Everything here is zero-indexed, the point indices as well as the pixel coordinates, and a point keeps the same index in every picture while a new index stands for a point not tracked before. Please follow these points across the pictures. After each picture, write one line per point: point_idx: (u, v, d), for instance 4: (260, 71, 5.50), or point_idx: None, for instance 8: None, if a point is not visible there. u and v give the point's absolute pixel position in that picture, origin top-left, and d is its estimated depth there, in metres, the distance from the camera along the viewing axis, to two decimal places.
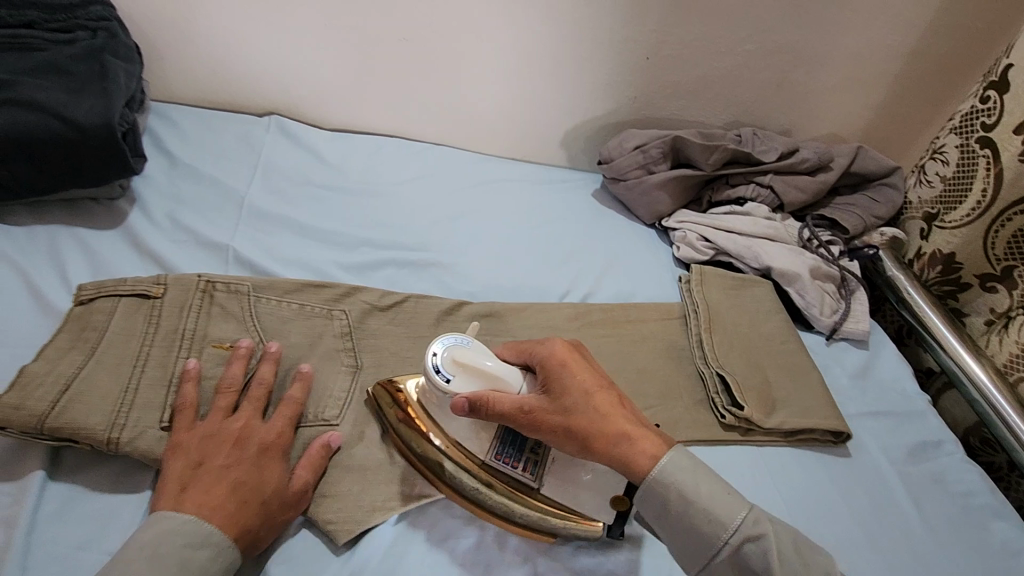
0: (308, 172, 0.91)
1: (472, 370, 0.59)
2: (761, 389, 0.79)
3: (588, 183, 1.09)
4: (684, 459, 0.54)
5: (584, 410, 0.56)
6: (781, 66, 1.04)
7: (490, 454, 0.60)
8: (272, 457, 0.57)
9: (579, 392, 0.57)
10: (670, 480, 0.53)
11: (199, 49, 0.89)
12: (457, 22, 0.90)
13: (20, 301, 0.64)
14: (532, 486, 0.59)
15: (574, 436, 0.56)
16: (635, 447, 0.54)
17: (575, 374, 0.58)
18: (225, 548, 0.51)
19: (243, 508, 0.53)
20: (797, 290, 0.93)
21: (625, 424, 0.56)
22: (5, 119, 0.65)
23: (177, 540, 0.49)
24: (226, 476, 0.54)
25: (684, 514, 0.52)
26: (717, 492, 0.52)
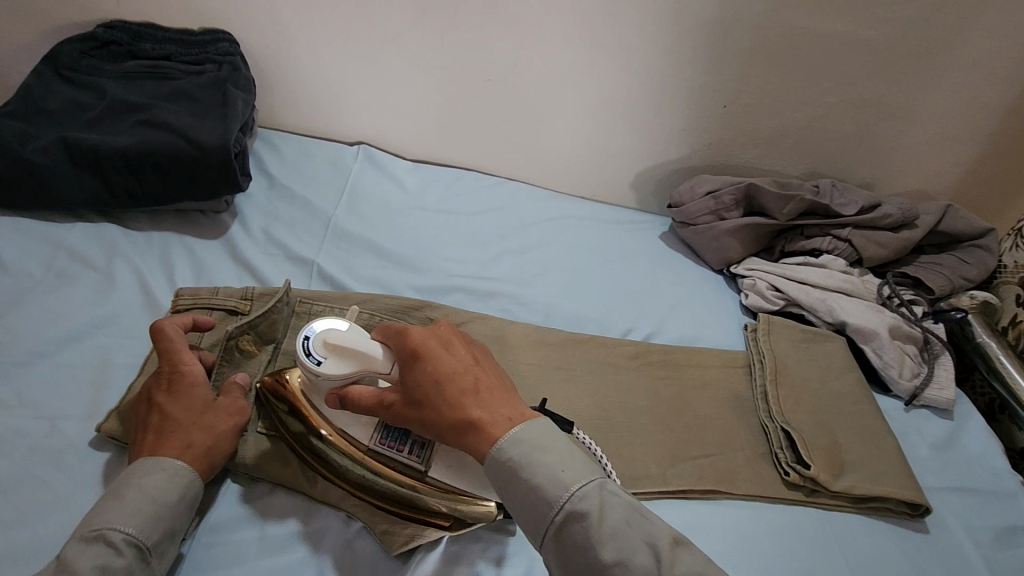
0: (392, 199, 0.97)
1: (342, 351, 0.58)
2: (830, 449, 0.75)
3: (656, 226, 1.09)
4: (534, 442, 0.50)
5: (433, 400, 0.53)
6: (865, 119, 1.02)
7: (375, 439, 0.59)
8: (205, 403, 0.57)
9: (427, 381, 0.54)
10: (501, 465, 0.50)
11: (305, 82, 0.98)
12: (541, 67, 0.95)
13: (131, 295, 0.70)
14: (419, 470, 0.59)
15: (429, 426, 0.54)
16: (478, 433, 0.51)
17: (432, 363, 0.54)
18: (195, 482, 0.53)
19: (203, 450, 0.55)
20: (874, 349, 0.89)
21: (476, 409, 0.52)
22: (143, 138, 0.75)
23: (152, 481, 0.51)
24: (177, 422, 0.55)
25: (525, 510, 0.49)
26: (551, 488, 0.48)
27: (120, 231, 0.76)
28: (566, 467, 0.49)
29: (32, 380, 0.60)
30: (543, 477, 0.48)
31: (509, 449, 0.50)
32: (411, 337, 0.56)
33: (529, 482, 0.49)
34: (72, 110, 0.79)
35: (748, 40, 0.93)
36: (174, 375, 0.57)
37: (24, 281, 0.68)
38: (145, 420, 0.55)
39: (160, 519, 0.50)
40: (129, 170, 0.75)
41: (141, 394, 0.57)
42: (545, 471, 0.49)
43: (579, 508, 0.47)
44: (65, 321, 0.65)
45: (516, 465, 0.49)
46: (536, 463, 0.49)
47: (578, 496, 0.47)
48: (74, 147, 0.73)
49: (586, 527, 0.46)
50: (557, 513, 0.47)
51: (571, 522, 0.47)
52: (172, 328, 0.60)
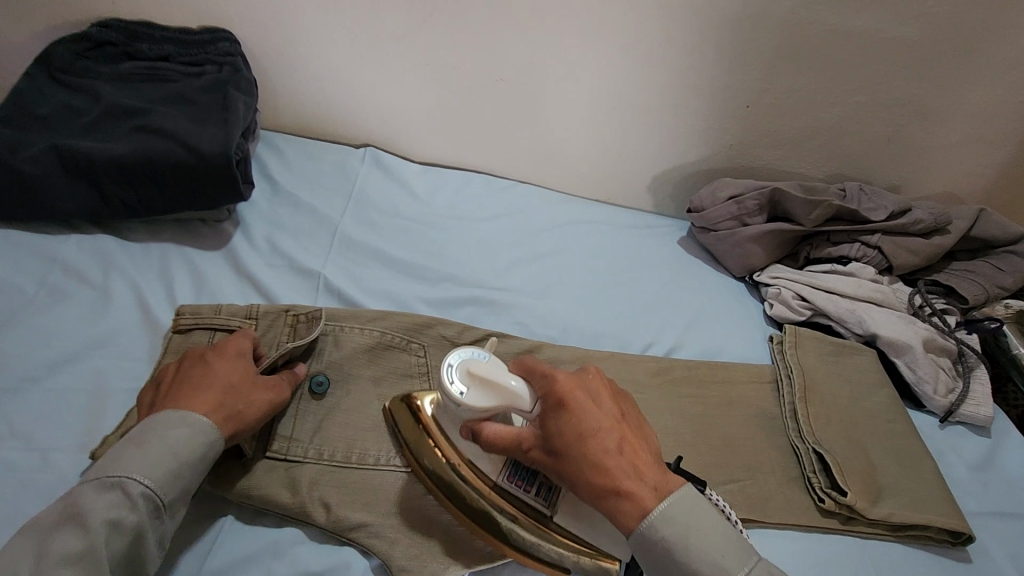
0: (400, 205, 0.93)
1: (487, 384, 0.53)
2: (866, 472, 0.71)
3: (674, 231, 1.05)
4: (687, 519, 0.48)
5: (575, 459, 0.51)
6: (895, 120, 0.97)
7: (501, 475, 0.56)
8: (245, 372, 0.57)
9: (574, 438, 0.51)
10: (647, 539, 0.49)
11: (308, 83, 0.94)
12: (555, 66, 0.90)
13: (128, 313, 0.66)
14: (544, 514, 0.55)
15: (569, 484, 0.52)
16: (622, 503, 0.49)
17: (579, 416, 0.52)
18: (214, 437, 0.52)
19: (232, 414, 0.54)
20: (907, 363, 0.85)
21: (620, 476, 0.50)
22: (140, 145, 0.71)
23: (176, 428, 0.50)
24: (218, 380, 0.55)
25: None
26: (714, 571, 0.47)
27: (116, 243, 0.73)
28: (726, 549, 0.48)
29: (23, 407, 0.56)
30: (701, 562, 0.47)
31: (662, 527, 0.48)
32: (556, 384, 0.53)
33: (687, 561, 0.47)
34: (65, 115, 0.75)
35: (774, 37, 0.88)
36: (232, 346, 0.59)
37: (15, 299, 0.64)
38: (190, 373, 0.55)
39: (176, 472, 0.49)
40: (126, 180, 0.71)
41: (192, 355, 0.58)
42: (706, 553, 0.47)
43: None
44: (58, 342, 0.61)
45: (671, 544, 0.48)
46: (690, 541, 0.48)
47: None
48: (66, 155, 0.69)
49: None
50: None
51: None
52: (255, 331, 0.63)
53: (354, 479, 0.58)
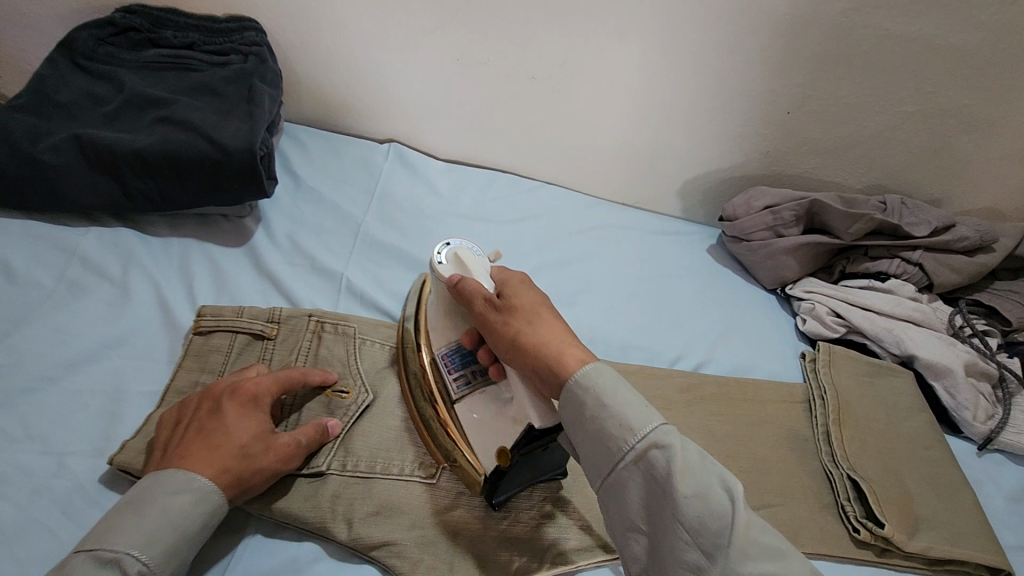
0: (424, 203, 0.90)
1: (464, 263, 0.58)
2: (902, 501, 0.68)
3: (704, 238, 1.02)
4: (613, 381, 0.48)
5: (532, 313, 0.53)
6: (943, 131, 0.93)
7: (439, 351, 0.60)
8: (253, 425, 0.52)
9: (535, 302, 0.54)
10: (571, 387, 0.48)
11: (335, 76, 0.91)
12: (590, 65, 0.87)
13: (148, 312, 0.64)
14: (451, 398, 0.58)
15: (515, 328, 0.52)
16: (562, 352, 0.50)
17: (542, 295, 0.56)
18: (217, 508, 0.48)
19: (238, 482, 0.50)
20: (945, 386, 0.82)
21: (563, 336, 0.52)
22: (163, 137, 0.69)
23: (176, 501, 0.46)
24: (230, 442, 0.50)
25: (593, 443, 0.47)
26: (636, 419, 0.46)
27: (137, 237, 0.71)
28: (649, 407, 0.47)
29: (40, 408, 0.54)
30: (623, 413, 0.46)
31: (589, 377, 0.48)
32: (525, 274, 0.58)
33: (610, 409, 0.46)
34: (87, 104, 0.73)
35: (822, 43, 0.84)
36: (250, 391, 0.54)
37: (33, 293, 0.62)
38: (203, 424, 0.51)
39: (176, 548, 0.46)
40: (148, 173, 0.69)
41: (208, 398, 0.54)
42: (633, 406, 0.46)
43: (658, 447, 0.45)
44: (76, 340, 0.59)
45: (600, 390, 0.47)
46: (618, 398, 0.47)
47: (660, 430, 0.45)
48: (88, 145, 0.67)
49: (665, 466, 0.44)
50: (638, 441, 0.45)
51: (644, 460, 0.45)
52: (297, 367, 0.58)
53: (372, 492, 0.56)
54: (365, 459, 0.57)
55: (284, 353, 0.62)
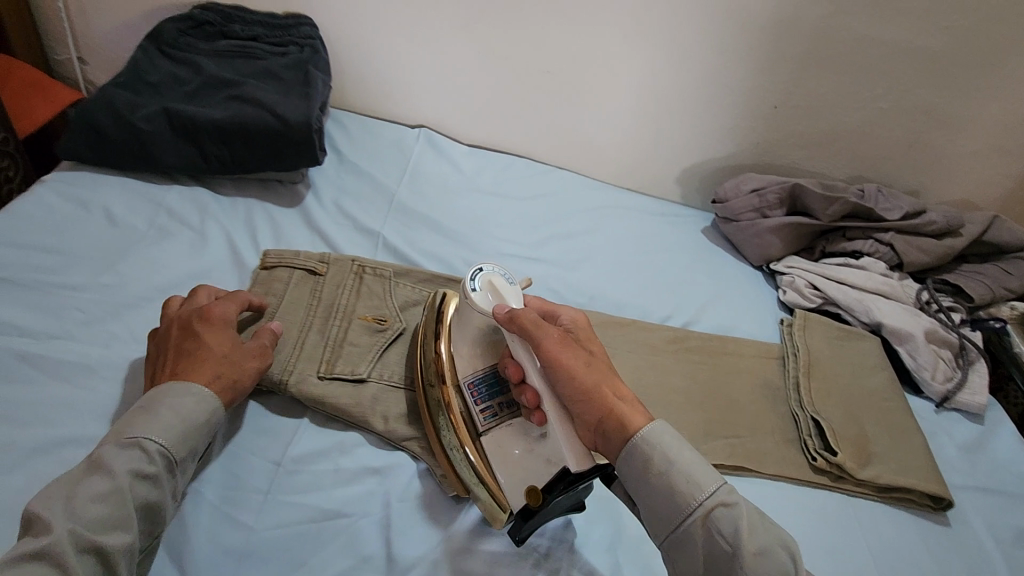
0: (449, 180, 1.03)
1: (497, 294, 0.63)
2: (858, 439, 0.79)
3: (699, 221, 1.13)
4: (676, 439, 0.55)
5: (595, 364, 0.59)
6: (916, 126, 1.03)
7: (466, 380, 0.63)
8: (228, 343, 0.60)
9: (593, 352, 0.61)
10: (641, 447, 0.54)
11: (375, 67, 1.05)
12: (598, 59, 1.00)
13: (222, 254, 0.77)
14: (477, 431, 0.62)
15: (584, 377, 0.58)
16: (631, 406, 0.57)
17: (591, 340, 0.63)
18: (217, 409, 0.56)
19: (229, 386, 0.58)
20: (908, 351, 0.92)
21: (622, 387, 0.59)
22: (236, 111, 0.82)
23: (184, 404, 0.54)
24: (212, 353, 0.58)
25: (661, 499, 0.53)
26: (701, 478, 0.52)
27: (210, 195, 0.84)
28: (708, 466, 0.54)
29: (139, 319, 0.67)
30: (694, 469, 0.53)
31: (653, 433, 0.55)
32: (572, 315, 0.64)
33: (677, 466, 0.53)
34: (170, 83, 0.87)
35: (803, 43, 0.96)
36: (219, 314, 0.62)
37: (130, 234, 0.76)
38: (180, 346, 0.58)
39: (187, 436, 0.53)
40: (222, 141, 0.82)
41: (177, 327, 0.61)
42: (696, 464, 0.53)
43: (725, 502, 0.51)
44: (166, 271, 0.73)
45: (665, 448, 0.54)
46: (682, 456, 0.53)
47: (723, 490, 0.52)
48: (175, 116, 0.81)
49: (731, 522, 0.50)
50: (705, 498, 0.51)
51: (710, 517, 0.51)
52: (241, 293, 0.67)
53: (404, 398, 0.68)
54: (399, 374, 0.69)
55: (332, 288, 0.74)
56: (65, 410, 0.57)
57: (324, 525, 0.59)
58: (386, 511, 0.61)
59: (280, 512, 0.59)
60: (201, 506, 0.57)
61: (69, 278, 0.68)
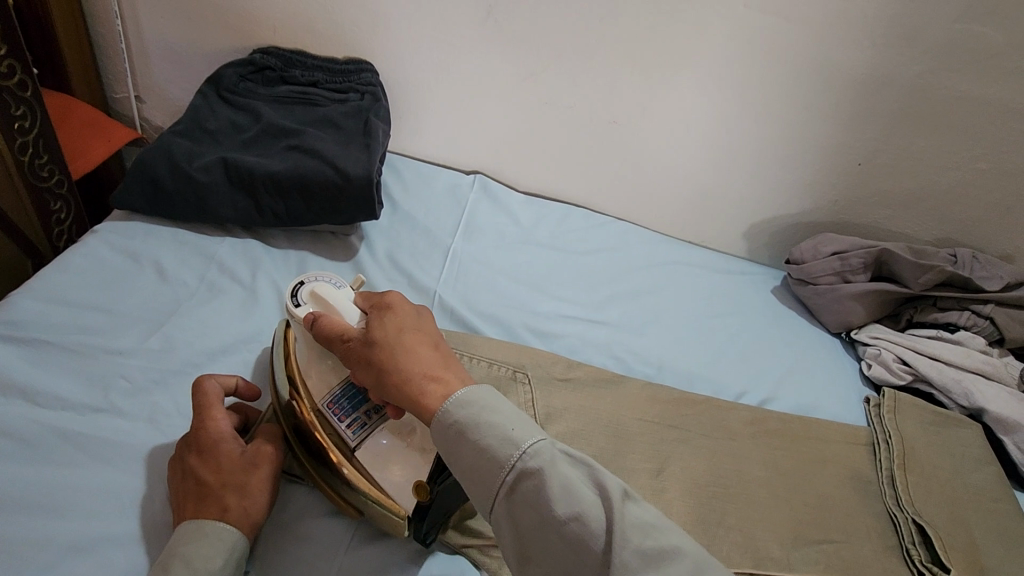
0: (505, 232, 0.98)
1: (324, 303, 0.60)
2: (968, 550, 0.69)
3: (769, 280, 1.05)
4: (488, 398, 0.50)
5: (388, 342, 0.54)
6: (1017, 188, 0.94)
7: (325, 400, 0.59)
8: (225, 465, 0.53)
9: (394, 328, 0.55)
10: (451, 420, 0.49)
11: (431, 110, 1.01)
12: (667, 110, 0.95)
13: (272, 315, 0.73)
14: (351, 446, 0.58)
15: (373, 366, 0.53)
16: (427, 385, 0.51)
17: (399, 315, 0.56)
18: (238, 544, 0.50)
19: (244, 511, 0.52)
20: (1016, 442, 0.82)
21: (425, 363, 0.52)
22: (296, 164, 0.79)
23: (198, 555, 0.48)
24: (209, 486, 0.52)
25: (473, 472, 0.47)
26: (502, 446, 0.47)
27: (263, 248, 0.80)
28: (519, 425, 0.48)
29: (187, 387, 0.63)
30: (495, 434, 0.47)
31: (492, 435, 0.47)
32: (388, 295, 0.59)
33: (478, 437, 0.48)
34: (229, 131, 0.85)
35: (895, 98, 0.89)
36: (205, 436, 0.54)
37: (180, 291, 0.72)
38: (180, 484, 0.52)
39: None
40: (279, 193, 0.79)
41: (175, 462, 0.54)
42: (499, 430, 0.48)
43: (531, 464, 0.46)
44: (216, 334, 0.68)
45: (476, 416, 0.48)
46: (494, 417, 0.48)
47: (529, 452, 0.47)
48: (233, 167, 0.78)
49: (539, 485, 0.45)
50: (510, 471, 0.46)
51: (524, 480, 0.46)
52: (211, 386, 0.58)
53: None
54: None
55: None
56: (107, 499, 0.53)
57: None
58: None
59: None
60: None
61: (115, 340, 0.64)
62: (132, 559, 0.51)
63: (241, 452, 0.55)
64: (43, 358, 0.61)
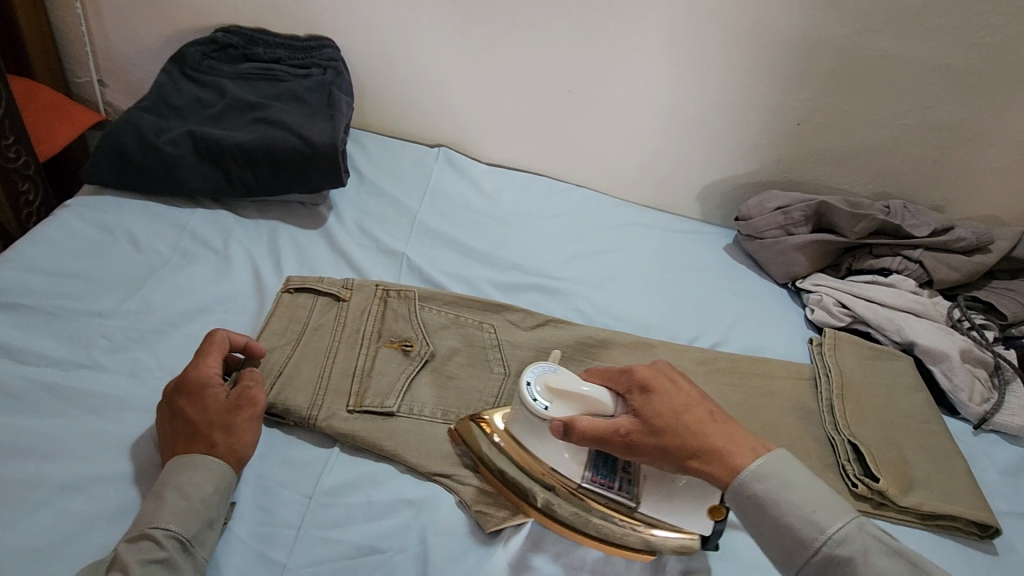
0: (469, 199, 1.02)
1: (566, 396, 0.59)
2: (898, 464, 0.77)
3: (721, 239, 1.11)
4: (788, 473, 0.52)
5: (676, 429, 0.55)
6: (941, 143, 1.02)
7: (585, 477, 0.60)
8: (213, 406, 0.57)
9: (670, 412, 0.55)
10: (755, 493, 0.52)
11: (395, 84, 1.05)
12: (620, 79, 1.00)
13: (246, 279, 0.76)
14: (630, 505, 0.59)
15: (669, 454, 0.55)
16: (727, 464, 0.53)
17: (659, 395, 0.57)
18: (225, 475, 0.55)
19: (230, 447, 0.56)
20: (943, 370, 0.89)
21: (716, 443, 0.54)
22: (262, 135, 0.82)
23: (190, 482, 0.52)
24: (197, 425, 0.56)
25: (777, 544, 0.51)
26: (803, 522, 0.50)
27: (234, 218, 0.83)
28: (771, 493, 0.52)
29: (166, 345, 0.66)
30: (794, 516, 0.50)
31: (755, 486, 0.52)
32: (637, 372, 0.59)
33: (782, 518, 0.51)
34: (195, 106, 0.87)
35: (828, 61, 0.95)
36: (194, 380, 0.58)
37: (155, 259, 0.75)
38: (170, 423, 0.56)
39: (198, 511, 0.51)
40: (246, 163, 0.82)
41: (165, 404, 0.58)
42: (801, 510, 0.50)
43: (843, 549, 0.48)
44: (192, 296, 0.71)
45: (786, 498, 0.51)
46: (776, 490, 0.51)
47: (820, 524, 0.50)
48: (199, 139, 0.80)
49: (853, 572, 0.48)
50: (821, 541, 0.49)
51: (833, 562, 0.49)
52: (217, 337, 0.62)
53: (434, 429, 0.65)
54: (429, 403, 0.67)
55: (356, 312, 0.73)
56: (93, 445, 0.56)
57: (358, 562, 0.55)
58: (422, 546, 0.57)
59: (314, 549, 0.55)
60: (233, 542, 0.54)
61: (93, 304, 0.67)
62: (121, 495, 0.54)
63: (227, 395, 0.58)
64: (24, 322, 0.64)
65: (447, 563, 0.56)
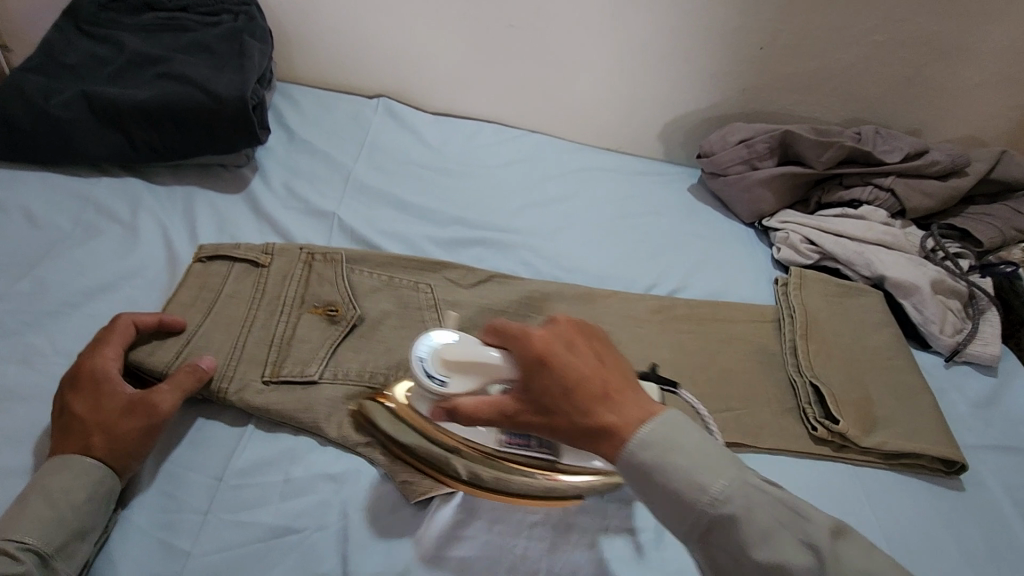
0: (410, 151, 0.95)
1: (465, 366, 0.53)
2: (861, 404, 0.73)
3: (685, 178, 1.05)
4: (675, 436, 0.42)
5: (562, 411, 0.44)
6: (915, 59, 0.94)
7: (501, 439, 0.57)
8: (105, 405, 0.53)
9: (554, 389, 0.44)
10: (638, 461, 0.42)
11: (321, 30, 0.96)
12: (562, 10, 0.91)
13: (155, 251, 0.70)
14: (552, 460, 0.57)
15: (560, 431, 0.45)
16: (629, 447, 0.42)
17: (560, 366, 0.44)
18: (106, 480, 0.51)
19: (114, 451, 0.52)
20: (914, 303, 0.85)
21: (609, 420, 0.43)
22: (163, 93, 0.74)
23: (60, 488, 0.49)
24: (82, 424, 0.52)
25: (671, 512, 0.42)
26: (692, 487, 0.41)
27: (144, 186, 0.77)
28: (697, 458, 0.42)
29: (66, 328, 0.61)
30: (678, 479, 0.41)
31: (639, 455, 0.42)
32: (529, 339, 0.46)
33: (668, 481, 0.41)
34: (91, 65, 0.79)
35: None
36: (90, 374, 0.54)
37: (53, 236, 0.69)
38: (59, 417, 0.53)
39: (64, 522, 0.48)
40: (149, 124, 0.75)
41: (59, 395, 0.55)
42: (691, 470, 0.41)
43: (725, 513, 0.40)
44: (94, 273, 0.66)
45: (662, 458, 0.42)
46: (673, 454, 0.42)
47: (729, 489, 0.41)
48: (94, 100, 0.73)
49: (736, 532, 0.40)
50: (713, 506, 0.41)
51: (720, 522, 0.41)
52: (125, 326, 0.58)
53: (360, 398, 0.61)
54: (355, 370, 0.63)
55: (277, 278, 0.67)
56: None
57: (273, 543, 0.53)
58: (345, 522, 0.55)
59: (224, 534, 0.53)
60: (133, 532, 0.52)
61: None
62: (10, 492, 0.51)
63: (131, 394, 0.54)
64: None
65: (370, 538, 0.54)
